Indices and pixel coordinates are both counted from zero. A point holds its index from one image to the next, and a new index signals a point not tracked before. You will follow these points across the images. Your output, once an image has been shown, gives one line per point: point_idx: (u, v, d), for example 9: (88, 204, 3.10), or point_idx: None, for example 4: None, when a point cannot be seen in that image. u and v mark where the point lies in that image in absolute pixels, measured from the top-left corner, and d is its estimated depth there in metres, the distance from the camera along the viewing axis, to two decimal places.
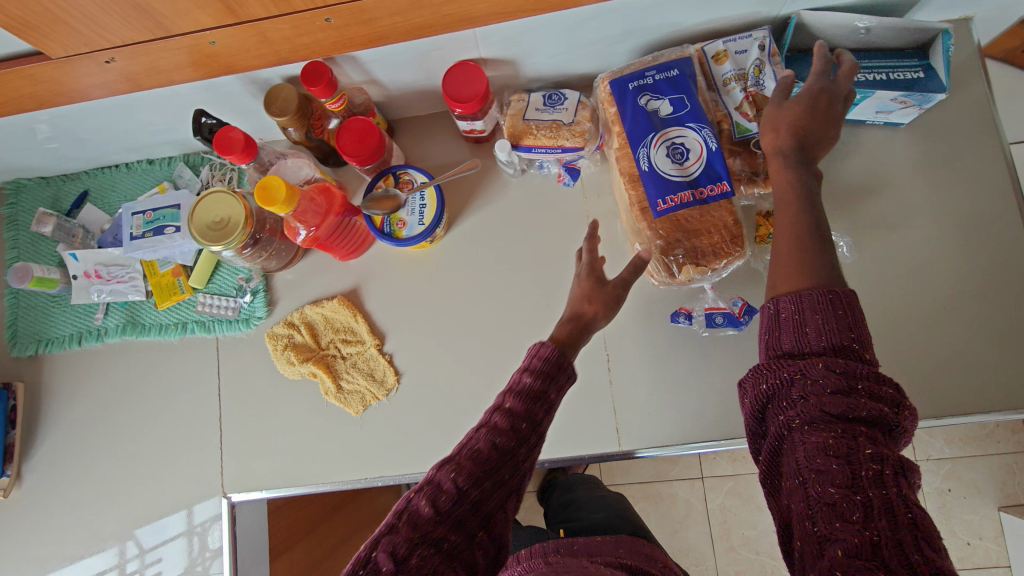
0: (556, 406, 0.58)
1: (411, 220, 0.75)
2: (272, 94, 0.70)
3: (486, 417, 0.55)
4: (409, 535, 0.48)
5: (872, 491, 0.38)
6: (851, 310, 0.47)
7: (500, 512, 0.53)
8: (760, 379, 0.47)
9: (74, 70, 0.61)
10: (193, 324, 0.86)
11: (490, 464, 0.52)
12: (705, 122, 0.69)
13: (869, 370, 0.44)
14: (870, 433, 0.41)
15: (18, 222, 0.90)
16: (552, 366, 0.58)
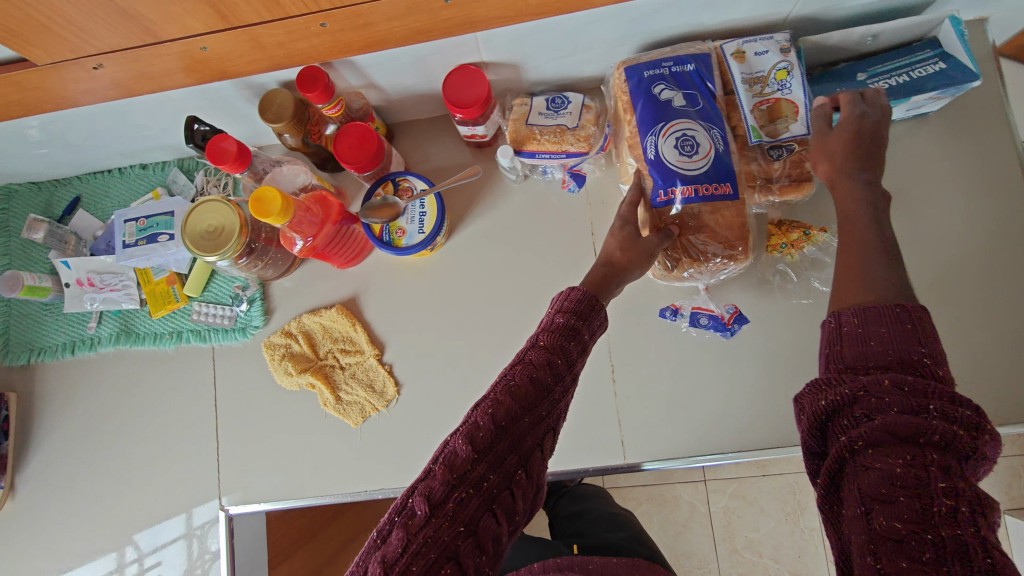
0: (589, 349, 0.56)
1: (410, 229, 0.74)
2: (268, 99, 0.68)
3: (522, 356, 0.53)
4: (447, 475, 0.46)
5: (946, 528, 0.36)
6: (920, 327, 0.44)
7: (538, 452, 0.50)
8: (817, 395, 0.45)
9: (61, 77, 0.59)
10: (188, 333, 0.84)
11: (527, 398, 0.50)
12: (717, 122, 0.67)
13: (941, 390, 0.41)
14: (944, 461, 0.38)
15: (9, 229, 0.88)
16: (582, 306, 0.56)
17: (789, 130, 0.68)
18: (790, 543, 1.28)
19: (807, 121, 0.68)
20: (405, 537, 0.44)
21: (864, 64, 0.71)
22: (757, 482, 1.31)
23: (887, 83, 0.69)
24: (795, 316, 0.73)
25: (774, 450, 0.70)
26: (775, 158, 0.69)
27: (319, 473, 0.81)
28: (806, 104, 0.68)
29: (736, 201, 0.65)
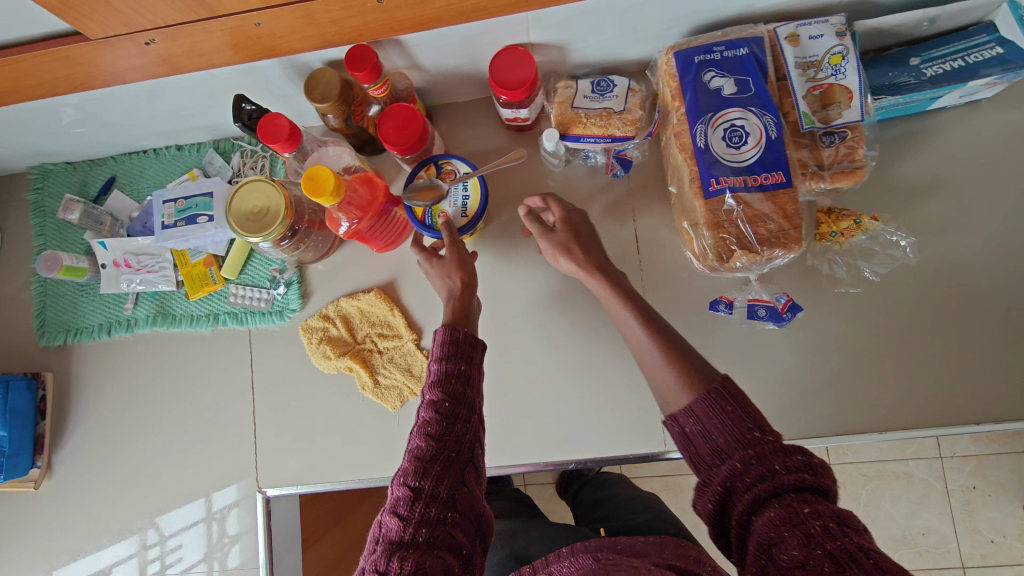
0: (477, 378, 0.60)
1: (453, 212, 0.72)
2: (314, 78, 0.67)
3: (418, 418, 0.57)
4: (387, 549, 0.49)
5: (830, 544, 0.39)
6: (736, 402, 0.51)
7: (462, 488, 0.53)
8: (701, 498, 0.50)
9: (113, 51, 0.58)
10: (225, 316, 0.84)
11: (432, 454, 0.53)
12: (769, 108, 0.65)
13: (774, 447, 0.46)
14: (801, 491, 0.43)
15: (45, 208, 0.88)
16: (451, 344, 0.60)
17: (841, 116, 0.67)
18: None
19: (862, 107, 0.66)
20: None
21: (920, 47, 0.70)
22: None
23: (940, 69, 0.68)
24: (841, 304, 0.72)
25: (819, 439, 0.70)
26: (827, 145, 0.68)
27: (356, 457, 0.81)
28: (862, 89, 0.66)
29: (789, 188, 0.64)
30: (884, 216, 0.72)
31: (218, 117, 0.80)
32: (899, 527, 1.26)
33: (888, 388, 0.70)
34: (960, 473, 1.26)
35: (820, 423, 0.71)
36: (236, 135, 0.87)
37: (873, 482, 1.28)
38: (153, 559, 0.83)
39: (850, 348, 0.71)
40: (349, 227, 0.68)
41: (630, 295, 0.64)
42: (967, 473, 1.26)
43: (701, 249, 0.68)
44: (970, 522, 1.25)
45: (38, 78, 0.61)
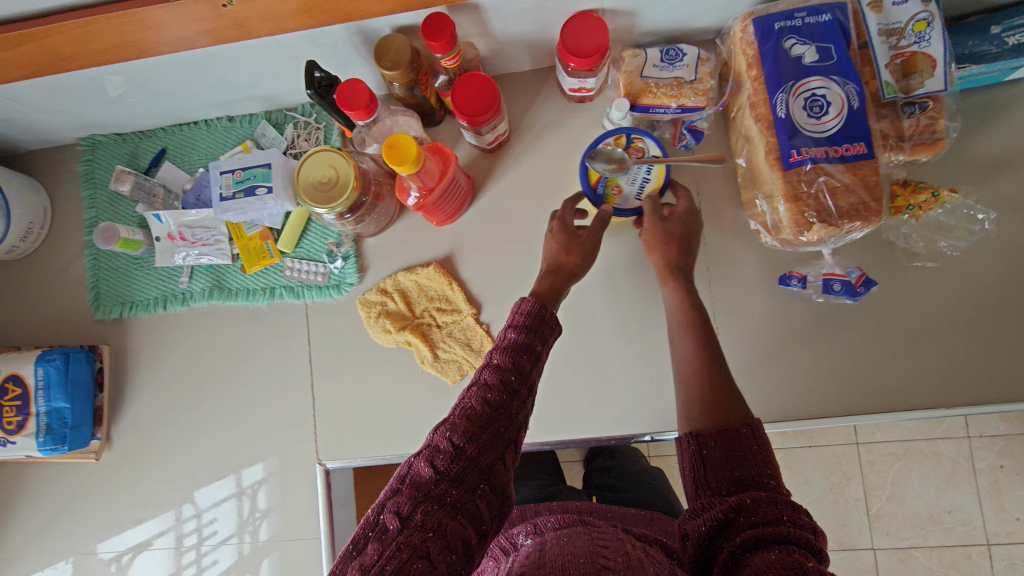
0: (545, 360, 0.56)
1: (627, 191, 0.71)
2: (384, 45, 0.66)
3: (477, 377, 0.53)
4: (411, 493, 0.47)
5: None
6: (763, 445, 0.51)
7: (500, 466, 0.50)
8: (695, 520, 0.48)
9: (189, 14, 0.57)
10: (281, 290, 0.83)
11: (482, 419, 0.50)
12: (852, 76, 0.64)
13: (787, 500, 0.46)
14: (802, 553, 0.41)
15: (96, 180, 0.88)
16: (533, 320, 0.56)
17: (924, 85, 0.65)
18: (834, 513, 1.29)
19: (944, 76, 0.64)
20: (379, 549, 0.45)
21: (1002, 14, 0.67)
22: (802, 453, 1.31)
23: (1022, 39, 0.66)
24: (912, 279, 0.71)
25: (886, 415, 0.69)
26: (907, 115, 0.66)
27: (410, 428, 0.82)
28: (945, 59, 0.64)
29: (871, 159, 0.63)
30: (961, 189, 0.70)
31: (274, 86, 0.79)
32: (926, 505, 1.27)
33: (958, 363, 0.69)
34: (988, 453, 1.26)
35: (886, 398, 0.70)
36: (289, 106, 0.85)
37: (900, 461, 1.28)
38: (192, 531, 0.84)
39: (918, 322, 0.71)
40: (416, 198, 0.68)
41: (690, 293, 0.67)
42: (996, 452, 1.26)
43: (775, 219, 0.68)
44: (997, 501, 1.25)
45: (107, 43, 0.60)
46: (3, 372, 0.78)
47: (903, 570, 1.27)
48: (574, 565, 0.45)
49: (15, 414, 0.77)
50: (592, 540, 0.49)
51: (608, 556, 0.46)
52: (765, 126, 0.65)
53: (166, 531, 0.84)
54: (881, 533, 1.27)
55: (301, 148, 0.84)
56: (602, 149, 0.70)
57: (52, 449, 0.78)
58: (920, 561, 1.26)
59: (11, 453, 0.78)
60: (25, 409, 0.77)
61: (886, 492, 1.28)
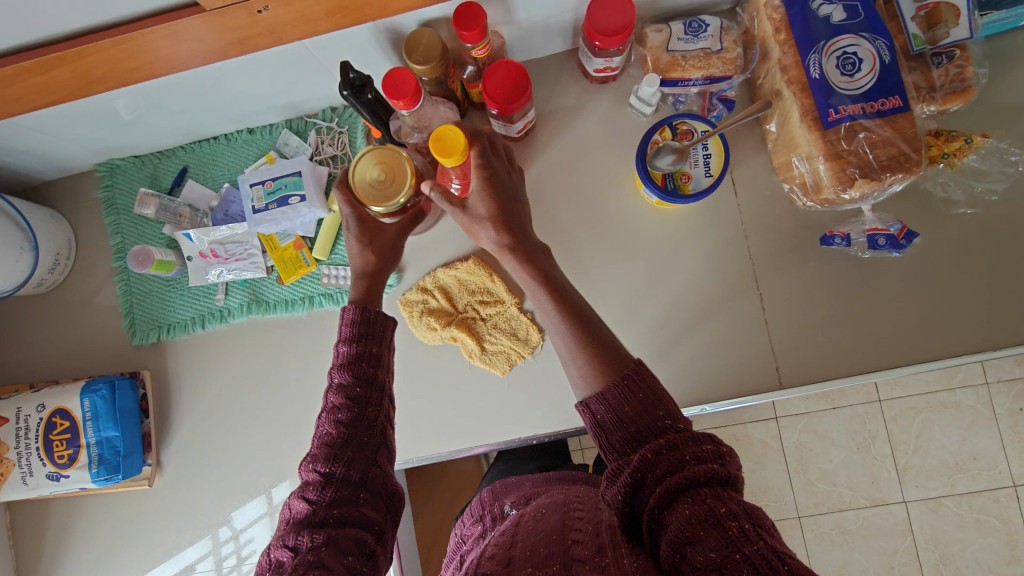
0: (387, 359, 0.60)
1: (695, 173, 0.72)
2: (413, 40, 0.66)
3: (326, 403, 0.57)
4: (295, 525, 0.50)
5: (745, 545, 0.37)
6: (650, 388, 0.49)
7: (374, 470, 0.54)
8: (611, 489, 0.47)
9: (224, 23, 0.56)
10: (320, 297, 0.83)
11: (341, 440, 0.54)
12: (881, 32, 0.64)
13: (686, 437, 0.45)
14: (716, 491, 0.41)
15: (118, 206, 0.87)
16: (361, 326, 0.59)
17: (949, 35, 0.66)
18: (863, 471, 1.31)
19: (969, 24, 0.65)
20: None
21: None
22: (827, 415, 1.33)
23: None
24: (949, 228, 0.72)
25: (938, 363, 0.70)
26: (936, 66, 0.67)
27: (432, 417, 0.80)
28: (968, 7, 0.65)
29: (907, 112, 0.64)
30: (991, 134, 0.71)
31: (295, 94, 0.78)
32: (950, 454, 1.29)
33: (1001, 305, 0.70)
34: (1006, 397, 1.29)
35: (935, 346, 0.71)
36: (309, 113, 0.84)
37: (922, 414, 1.30)
38: (230, 554, 0.84)
39: (959, 269, 0.71)
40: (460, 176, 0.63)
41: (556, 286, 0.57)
42: (1014, 396, 1.28)
43: (814, 179, 0.68)
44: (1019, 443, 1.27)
45: (139, 60, 0.59)
46: (49, 407, 0.77)
47: (935, 520, 1.28)
48: (546, 543, 0.45)
49: (66, 447, 0.76)
50: (566, 514, 0.50)
51: (578, 529, 0.46)
52: (799, 88, 0.66)
53: (204, 558, 0.84)
54: (911, 485, 1.29)
55: (327, 153, 0.83)
56: (658, 147, 0.71)
57: (106, 479, 0.77)
58: (951, 509, 1.28)
59: (64, 488, 0.78)
60: (75, 442, 0.76)
61: (912, 446, 1.30)
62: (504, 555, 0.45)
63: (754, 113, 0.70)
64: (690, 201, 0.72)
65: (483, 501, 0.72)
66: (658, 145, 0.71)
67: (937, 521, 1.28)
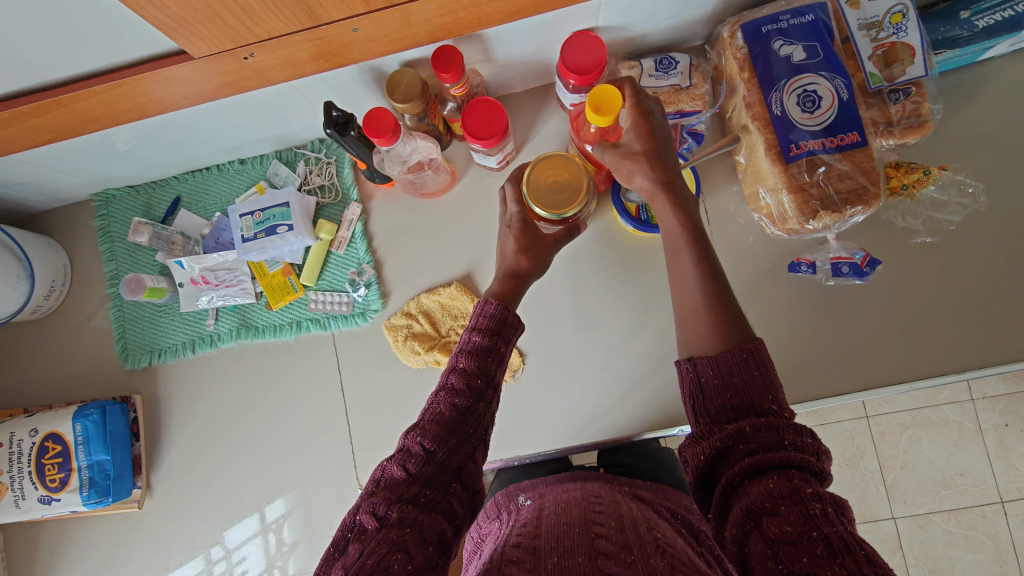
0: (507, 359, 0.62)
1: None
2: (394, 80, 0.69)
3: (443, 382, 0.58)
4: (386, 495, 0.50)
5: (825, 525, 0.38)
6: (763, 366, 0.48)
7: (469, 464, 0.55)
8: (694, 448, 0.47)
9: (213, 69, 0.59)
10: (308, 322, 0.85)
11: (450, 422, 0.55)
12: (839, 70, 0.68)
13: (787, 423, 0.45)
14: (805, 474, 0.42)
15: (112, 234, 0.89)
16: (496, 322, 0.62)
17: (905, 73, 0.69)
18: (851, 486, 1.32)
19: (925, 62, 0.68)
20: (360, 547, 0.47)
21: None
22: None
23: (992, 21, 0.71)
24: (913, 255, 0.75)
25: (905, 384, 0.72)
26: (893, 102, 0.70)
27: None
28: (922, 47, 0.68)
29: (865, 147, 0.67)
30: (949, 166, 0.75)
31: (285, 128, 0.81)
32: (938, 469, 1.30)
33: (965, 328, 0.72)
34: (992, 413, 1.31)
35: (902, 368, 0.73)
36: (298, 144, 0.88)
37: (909, 430, 1.32)
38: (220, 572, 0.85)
39: (924, 293, 0.74)
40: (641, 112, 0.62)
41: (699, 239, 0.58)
42: (998, 412, 1.30)
43: (780, 211, 0.71)
44: (1005, 458, 1.29)
45: (131, 102, 0.62)
46: (42, 431, 0.79)
47: (923, 535, 1.29)
48: (569, 535, 0.47)
49: (58, 470, 0.78)
50: (587, 510, 0.52)
51: (601, 525, 0.49)
52: (761, 124, 0.69)
53: None
54: (899, 501, 1.30)
55: (315, 183, 0.86)
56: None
57: (97, 502, 0.79)
58: (939, 524, 1.29)
59: (56, 511, 0.79)
60: (67, 465, 0.78)
61: (900, 461, 1.31)
62: (529, 542, 0.47)
63: (721, 147, 0.73)
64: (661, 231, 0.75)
65: (499, 502, 0.72)
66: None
67: (925, 536, 1.29)
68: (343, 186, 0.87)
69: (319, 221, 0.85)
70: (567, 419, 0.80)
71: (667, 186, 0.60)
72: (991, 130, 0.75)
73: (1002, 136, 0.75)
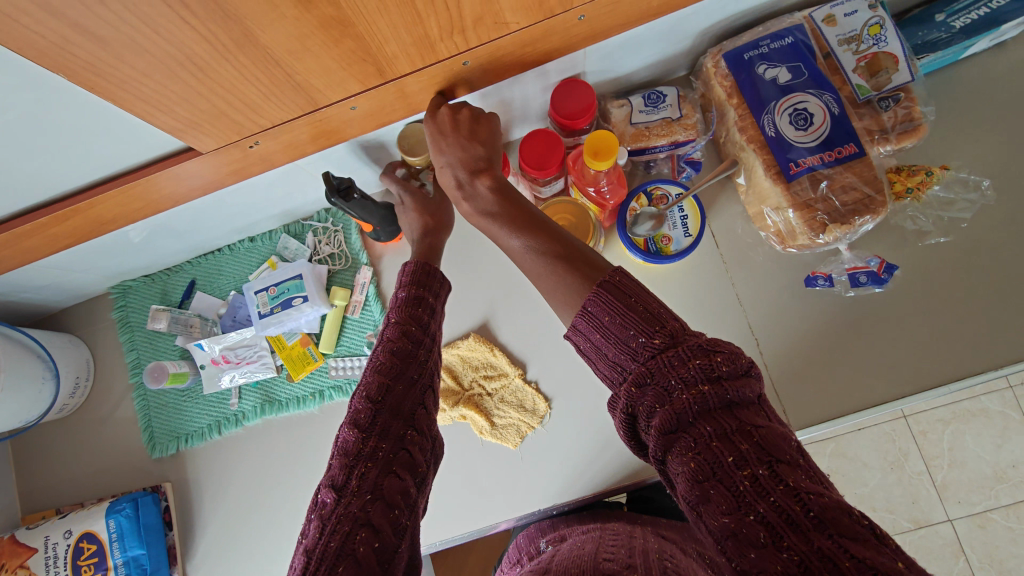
0: (440, 308, 0.61)
1: (676, 235, 0.75)
2: (408, 134, 0.69)
3: (381, 339, 0.57)
4: (343, 462, 0.49)
5: (759, 502, 0.36)
6: (617, 306, 0.45)
7: (420, 409, 0.53)
8: (614, 419, 0.46)
9: (221, 160, 0.61)
10: (330, 390, 0.85)
11: (393, 370, 0.54)
12: (826, 86, 0.69)
13: (669, 360, 0.42)
14: (719, 428, 0.39)
15: (131, 323, 0.91)
16: (419, 275, 0.61)
17: (891, 80, 0.70)
18: (900, 492, 1.27)
19: (908, 68, 0.69)
20: (321, 526, 0.46)
21: (940, 3, 0.73)
22: (854, 438, 1.31)
23: (968, 20, 0.72)
24: (928, 255, 0.74)
25: (943, 387, 0.71)
26: (885, 109, 0.71)
27: (453, 487, 0.81)
28: (905, 53, 0.70)
29: (864, 157, 0.67)
30: (950, 164, 0.75)
31: (291, 203, 0.83)
32: (987, 463, 1.25)
33: (995, 321, 0.71)
34: None
35: (938, 371, 0.71)
36: (305, 216, 0.90)
37: (951, 426, 1.28)
38: None
39: (947, 292, 0.73)
40: (449, 109, 0.63)
41: (509, 210, 0.57)
42: None
43: (788, 228, 0.71)
44: None
45: (144, 199, 0.64)
46: (76, 532, 0.79)
47: (984, 536, 1.23)
48: (575, 564, 0.48)
49: (93, 571, 0.77)
50: (600, 542, 0.52)
51: (610, 552, 0.49)
52: (757, 147, 0.70)
53: None
54: (952, 502, 1.25)
55: (325, 252, 0.88)
56: (636, 216, 0.74)
57: None
58: (999, 522, 1.23)
59: None
60: (102, 564, 0.77)
61: (946, 460, 1.27)
62: None
63: (721, 173, 0.74)
64: (673, 261, 0.75)
65: (521, 545, 0.76)
66: (635, 213, 0.74)
67: (987, 537, 1.23)
68: (352, 251, 0.88)
69: (332, 288, 0.86)
70: (601, 458, 0.79)
71: (464, 188, 0.60)
72: (985, 125, 0.76)
73: (997, 129, 0.76)
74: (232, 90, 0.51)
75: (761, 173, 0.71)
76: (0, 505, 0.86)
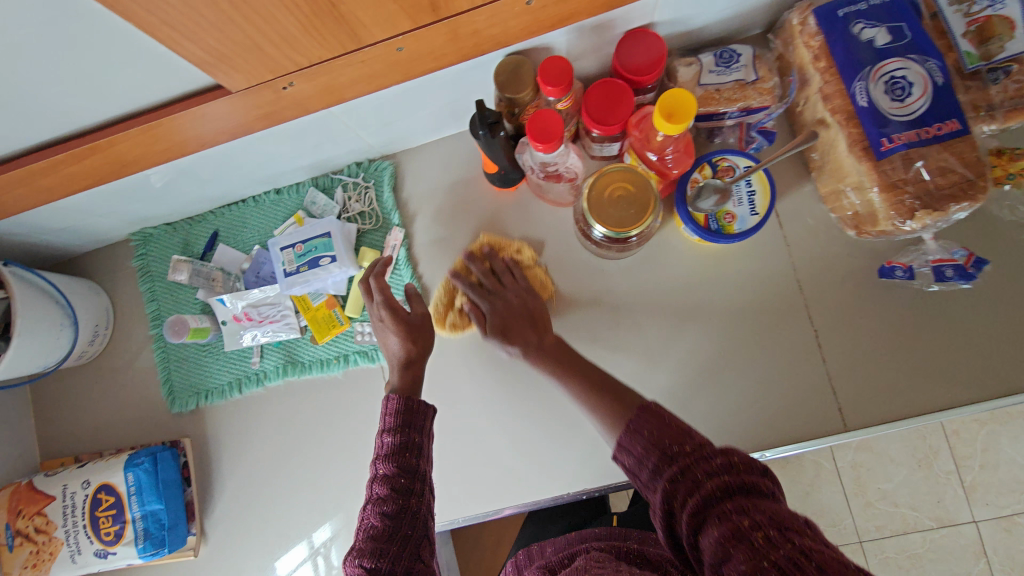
0: (429, 447, 0.56)
1: (740, 212, 0.68)
2: (514, 72, 0.63)
3: (370, 496, 0.52)
4: None
5: (774, 553, 0.33)
6: (663, 422, 0.44)
7: (419, 564, 0.49)
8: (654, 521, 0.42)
9: (251, 101, 0.55)
10: (355, 355, 0.81)
11: (387, 533, 0.49)
12: (931, 51, 0.60)
13: (698, 457, 0.40)
14: (738, 502, 0.37)
15: (152, 273, 0.87)
16: (405, 414, 0.56)
17: (1005, 49, 0.61)
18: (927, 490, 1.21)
19: None
20: None
21: None
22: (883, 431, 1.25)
23: None
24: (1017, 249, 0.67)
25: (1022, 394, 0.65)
26: (992, 83, 0.62)
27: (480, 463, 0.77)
28: None
29: (967, 136, 0.59)
30: None
31: (322, 154, 0.78)
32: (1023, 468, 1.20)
33: None
34: None
35: (1005, 377, 0.66)
36: (334, 170, 0.84)
37: (988, 427, 1.22)
38: None
39: None
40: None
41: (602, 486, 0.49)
42: None
43: (869, 210, 0.64)
44: None
45: (168, 141, 0.59)
46: (94, 483, 0.77)
47: (1012, 540, 1.19)
48: None
49: (112, 523, 0.76)
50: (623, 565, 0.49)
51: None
52: (845, 118, 0.62)
53: None
54: (980, 503, 1.20)
55: (355, 210, 0.83)
56: (699, 188, 0.67)
57: (152, 554, 0.77)
58: None
59: (113, 564, 0.77)
60: (121, 517, 0.76)
61: (979, 461, 1.21)
62: None
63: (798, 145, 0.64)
64: (736, 241, 0.68)
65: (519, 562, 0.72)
66: (698, 186, 0.68)
67: (1014, 541, 1.19)
68: (383, 211, 0.83)
69: (361, 249, 0.81)
70: None
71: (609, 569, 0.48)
72: None
73: None
74: (269, 20, 0.44)
75: (849, 146, 0.63)
76: (20, 450, 0.84)
